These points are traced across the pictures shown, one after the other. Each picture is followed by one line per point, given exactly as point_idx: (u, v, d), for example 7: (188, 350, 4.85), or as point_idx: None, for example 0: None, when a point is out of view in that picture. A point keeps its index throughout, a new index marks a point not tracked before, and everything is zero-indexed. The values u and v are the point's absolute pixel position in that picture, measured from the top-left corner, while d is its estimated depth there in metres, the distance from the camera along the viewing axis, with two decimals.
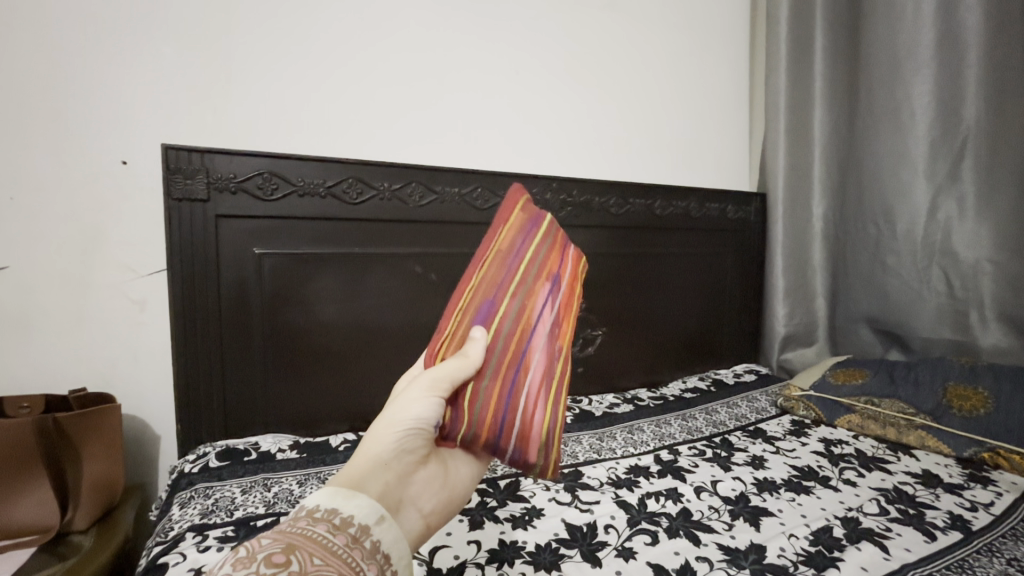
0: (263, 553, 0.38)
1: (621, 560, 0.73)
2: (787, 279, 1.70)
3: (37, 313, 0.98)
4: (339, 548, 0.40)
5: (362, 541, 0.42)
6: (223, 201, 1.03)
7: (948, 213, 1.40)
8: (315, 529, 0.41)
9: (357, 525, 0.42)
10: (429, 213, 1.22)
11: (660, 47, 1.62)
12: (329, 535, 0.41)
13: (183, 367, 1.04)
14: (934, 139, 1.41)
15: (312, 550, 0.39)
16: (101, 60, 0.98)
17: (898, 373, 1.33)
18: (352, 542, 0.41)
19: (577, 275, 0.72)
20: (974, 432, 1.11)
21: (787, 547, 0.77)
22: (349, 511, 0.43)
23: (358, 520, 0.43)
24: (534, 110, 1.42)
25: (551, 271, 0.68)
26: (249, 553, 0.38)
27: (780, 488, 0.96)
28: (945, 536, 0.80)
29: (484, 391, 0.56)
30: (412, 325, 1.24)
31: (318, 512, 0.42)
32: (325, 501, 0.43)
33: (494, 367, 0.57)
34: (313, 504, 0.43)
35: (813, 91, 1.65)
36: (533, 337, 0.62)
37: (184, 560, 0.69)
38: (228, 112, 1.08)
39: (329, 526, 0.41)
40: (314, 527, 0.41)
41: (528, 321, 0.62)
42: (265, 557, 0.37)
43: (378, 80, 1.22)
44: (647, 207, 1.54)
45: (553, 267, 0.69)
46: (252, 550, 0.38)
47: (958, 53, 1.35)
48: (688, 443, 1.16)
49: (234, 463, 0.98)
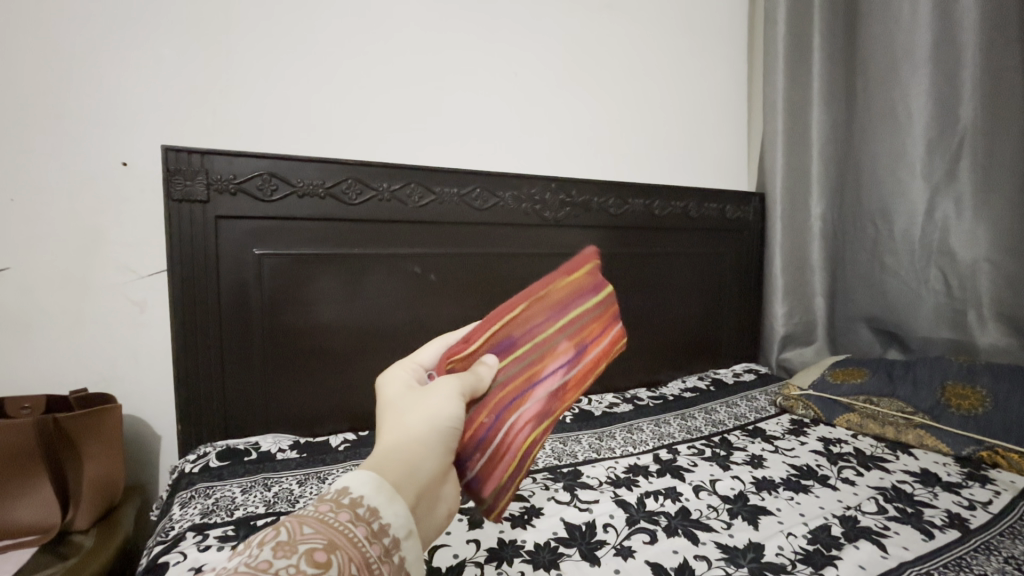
0: (305, 544, 0.34)
1: (619, 558, 0.73)
2: (786, 279, 1.70)
3: (39, 314, 0.99)
4: (373, 562, 0.36)
5: (392, 555, 0.38)
6: (223, 201, 1.03)
7: (946, 212, 1.41)
8: (354, 530, 0.36)
9: (391, 535, 0.38)
10: (429, 214, 1.23)
11: (659, 48, 1.62)
12: (367, 541, 0.36)
13: (183, 367, 1.04)
14: (932, 139, 1.41)
15: (351, 556, 0.35)
16: (100, 62, 0.99)
17: (897, 373, 1.33)
18: (383, 555, 0.37)
19: (609, 356, 0.76)
20: (972, 431, 1.12)
21: (785, 546, 0.77)
22: (389, 516, 0.38)
23: (396, 527, 0.38)
24: (533, 111, 1.42)
25: (579, 340, 0.73)
26: (290, 540, 0.34)
27: (779, 486, 0.96)
28: (942, 534, 0.81)
29: (489, 408, 0.59)
30: (411, 325, 1.25)
31: (359, 508, 0.37)
32: (370, 494, 0.38)
33: (499, 394, 0.61)
34: (356, 493, 0.38)
35: (812, 91, 1.65)
36: (534, 387, 0.66)
37: (185, 559, 0.69)
38: (228, 113, 1.09)
39: (366, 531, 0.37)
40: (353, 528, 0.36)
41: (541, 373, 0.68)
42: (306, 552, 0.33)
43: (378, 81, 1.22)
44: (646, 207, 1.55)
45: (584, 337, 0.74)
46: (293, 537, 0.34)
47: (955, 52, 1.36)
48: (687, 442, 1.16)
49: (234, 463, 0.98)
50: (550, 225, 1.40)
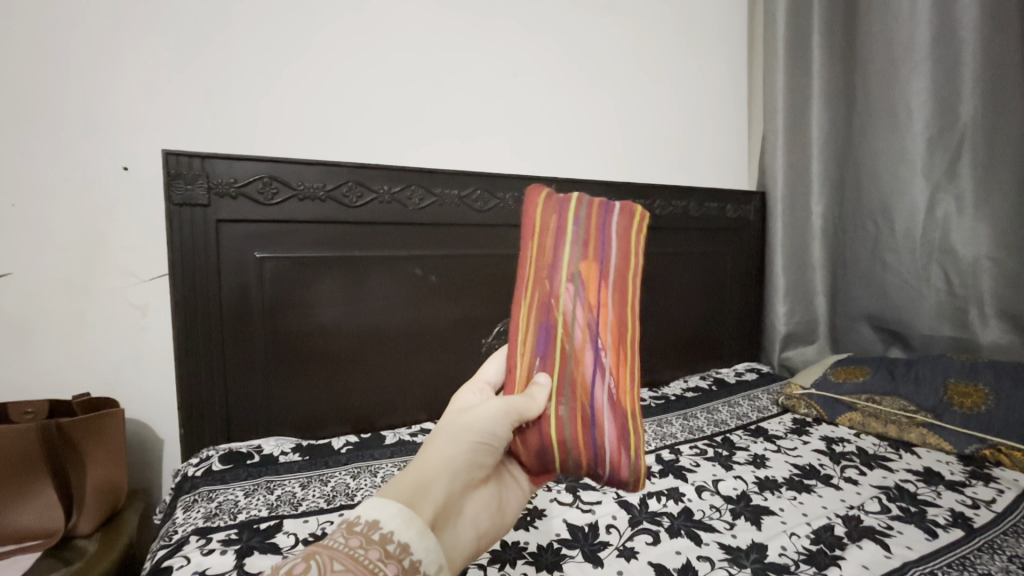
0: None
1: (622, 560, 0.73)
2: (787, 277, 1.70)
3: (42, 319, 0.99)
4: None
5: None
6: (223, 205, 1.03)
7: (946, 210, 1.40)
8: (385, 568, 0.38)
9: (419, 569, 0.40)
10: (429, 216, 1.23)
11: (655, 46, 1.62)
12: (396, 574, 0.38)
13: (185, 371, 1.04)
14: (932, 135, 1.41)
15: None
16: (98, 66, 0.99)
17: (899, 371, 1.32)
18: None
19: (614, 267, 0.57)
20: (975, 430, 1.11)
21: (788, 547, 0.77)
22: (420, 552, 0.40)
23: (424, 562, 0.40)
24: (532, 112, 1.42)
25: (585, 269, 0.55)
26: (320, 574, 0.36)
27: (782, 487, 0.96)
28: (946, 534, 0.80)
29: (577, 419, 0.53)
30: (412, 326, 1.25)
31: (391, 544, 0.39)
32: (400, 527, 0.40)
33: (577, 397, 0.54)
34: (386, 527, 0.40)
35: (812, 88, 1.65)
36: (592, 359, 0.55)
37: (188, 563, 0.70)
38: (226, 117, 1.09)
39: (397, 567, 0.38)
40: (383, 566, 0.38)
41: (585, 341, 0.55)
42: None
43: (376, 83, 1.22)
44: (646, 207, 1.55)
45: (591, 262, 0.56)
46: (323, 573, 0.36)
47: (954, 50, 1.35)
48: (689, 443, 1.16)
49: (237, 466, 0.98)
50: None
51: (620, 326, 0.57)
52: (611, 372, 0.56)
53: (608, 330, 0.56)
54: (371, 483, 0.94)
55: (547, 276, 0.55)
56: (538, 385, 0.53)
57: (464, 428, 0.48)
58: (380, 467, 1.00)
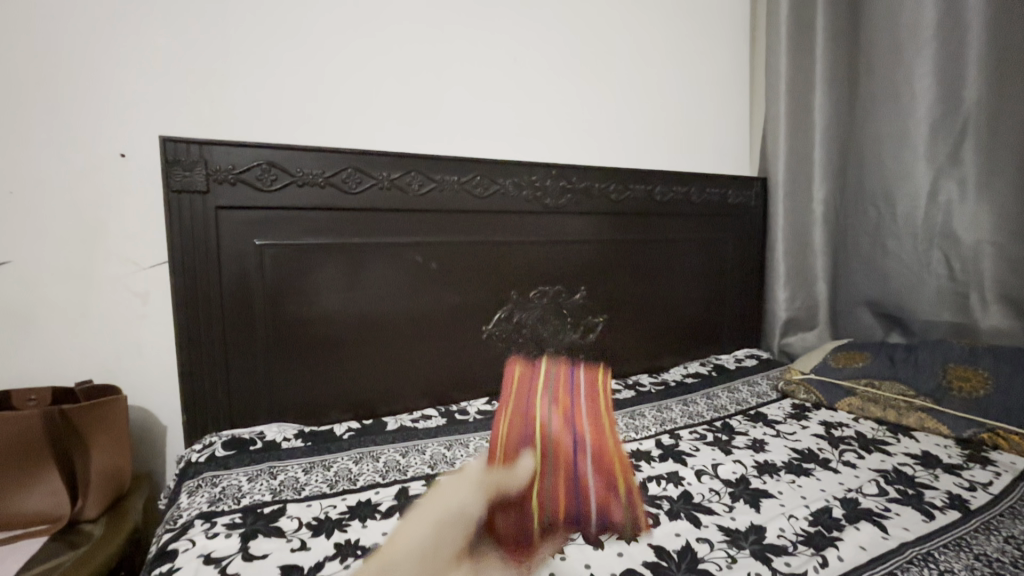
0: None
1: (622, 542, 0.74)
2: (788, 263, 1.69)
3: (43, 307, 0.99)
4: None
5: None
6: (222, 191, 1.03)
7: (949, 194, 1.39)
8: None
9: None
10: (429, 202, 1.22)
11: (654, 31, 1.59)
12: None
13: (188, 358, 1.05)
14: (936, 119, 1.39)
15: None
16: (93, 51, 0.97)
17: (899, 355, 1.33)
18: None
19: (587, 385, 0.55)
20: (974, 414, 1.12)
21: (786, 528, 0.78)
22: None
23: None
24: (532, 98, 1.41)
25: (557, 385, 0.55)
26: None
27: (780, 470, 0.97)
28: (943, 516, 0.81)
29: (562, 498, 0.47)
30: (412, 313, 1.25)
31: None
32: None
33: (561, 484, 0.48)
34: None
35: (815, 73, 1.63)
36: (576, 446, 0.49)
37: (193, 547, 0.71)
38: (223, 103, 1.07)
39: None
40: None
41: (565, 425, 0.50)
42: None
43: (375, 68, 1.21)
44: (647, 193, 1.54)
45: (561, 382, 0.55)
46: None
47: (960, 32, 1.34)
48: (689, 428, 1.17)
49: (240, 452, 0.99)
50: (550, 211, 1.39)
51: (598, 411, 0.52)
52: (594, 446, 0.49)
53: (586, 417, 0.52)
54: (373, 468, 0.94)
55: (521, 389, 0.55)
56: (519, 470, 0.47)
57: (431, 504, 0.41)
58: (382, 452, 1.01)
